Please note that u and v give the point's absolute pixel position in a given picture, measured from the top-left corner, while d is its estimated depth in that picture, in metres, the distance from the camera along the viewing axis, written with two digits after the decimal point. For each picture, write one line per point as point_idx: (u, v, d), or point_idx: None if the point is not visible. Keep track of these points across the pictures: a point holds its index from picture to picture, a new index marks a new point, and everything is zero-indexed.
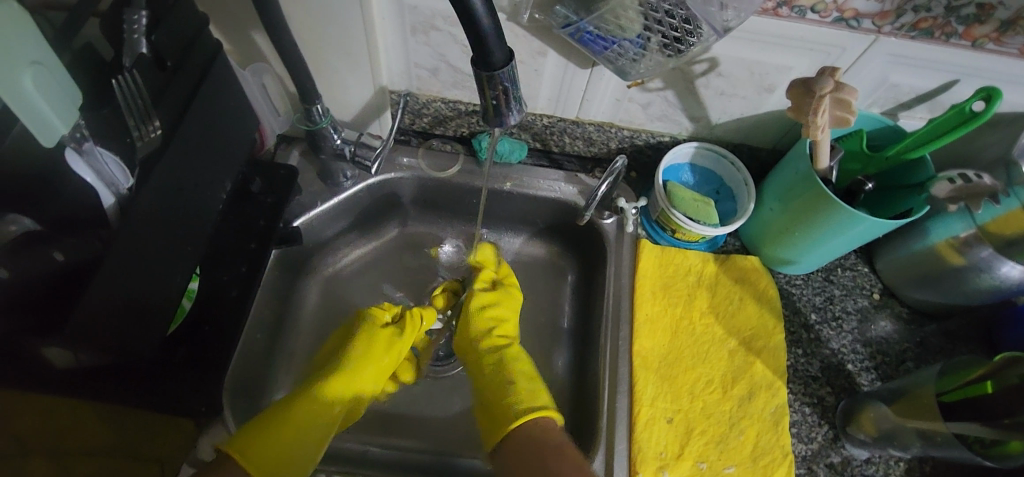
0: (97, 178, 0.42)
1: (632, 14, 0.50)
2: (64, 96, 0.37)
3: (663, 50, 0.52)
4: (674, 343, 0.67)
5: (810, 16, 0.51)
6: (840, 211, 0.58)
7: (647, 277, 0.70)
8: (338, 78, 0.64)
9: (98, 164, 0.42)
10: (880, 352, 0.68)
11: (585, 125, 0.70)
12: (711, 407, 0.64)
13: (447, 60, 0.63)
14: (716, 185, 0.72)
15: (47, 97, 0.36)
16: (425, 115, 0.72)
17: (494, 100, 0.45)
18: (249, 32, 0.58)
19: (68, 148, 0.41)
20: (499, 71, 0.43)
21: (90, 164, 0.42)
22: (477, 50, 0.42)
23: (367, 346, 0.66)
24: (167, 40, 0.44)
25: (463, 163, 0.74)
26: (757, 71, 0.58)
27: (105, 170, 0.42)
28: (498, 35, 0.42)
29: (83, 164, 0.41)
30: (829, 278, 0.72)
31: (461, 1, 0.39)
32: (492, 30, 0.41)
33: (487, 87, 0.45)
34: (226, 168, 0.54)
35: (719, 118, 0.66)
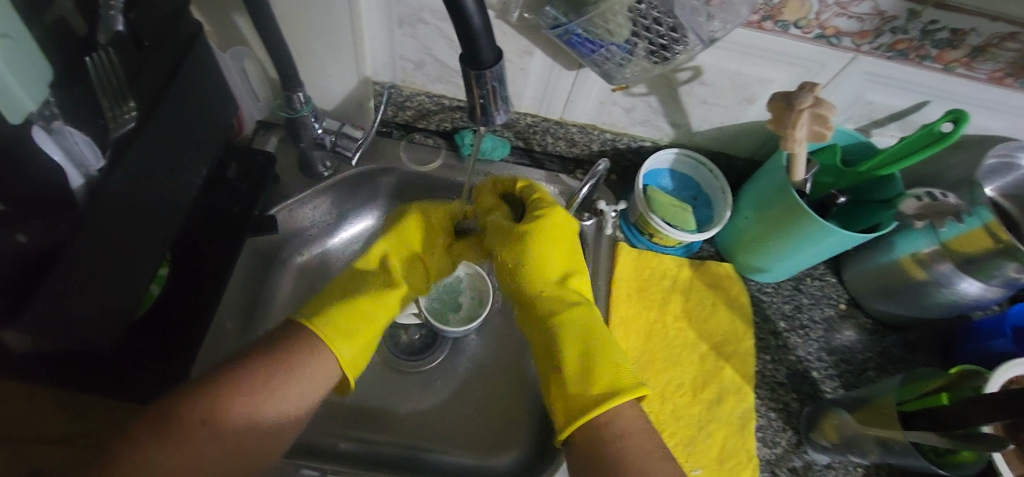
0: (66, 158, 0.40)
1: (621, 19, 0.49)
2: (31, 76, 0.36)
3: (649, 57, 0.52)
4: (648, 346, 0.68)
5: (793, 31, 0.52)
6: (813, 222, 0.60)
7: (622, 279, 0.70)
8: (321, 67, 0.63)
9: (68, 144, 0.40)
10: (844, 360, 0.70)
11: (568, 125, 0.70)
12: (680, 410, 0.65)
13: (433, 53, 0.62)
14: (694, 192, 0.72)
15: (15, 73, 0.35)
16: (408, 108, 0.71)
17: (483, 99, 0.45)
18: (231, 14, 0.57)
19: (35, 126, 0.38)
20: (488, 70, 0.43)
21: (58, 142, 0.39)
22: (468, 49, 0.42)
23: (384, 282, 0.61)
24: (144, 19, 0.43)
25: (446, 158, 0.74)
26: (739, 82, 0.60)
27: (75, 150, 0.40)
28: (489, 35, 0.41)
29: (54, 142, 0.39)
30: (798, 287, 0.74)
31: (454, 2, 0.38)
32: (484, 30, 0.40)
33: (476, 86, 0.44)
34: (201, 153, 0.53)
35: (699, 125, 0.67)
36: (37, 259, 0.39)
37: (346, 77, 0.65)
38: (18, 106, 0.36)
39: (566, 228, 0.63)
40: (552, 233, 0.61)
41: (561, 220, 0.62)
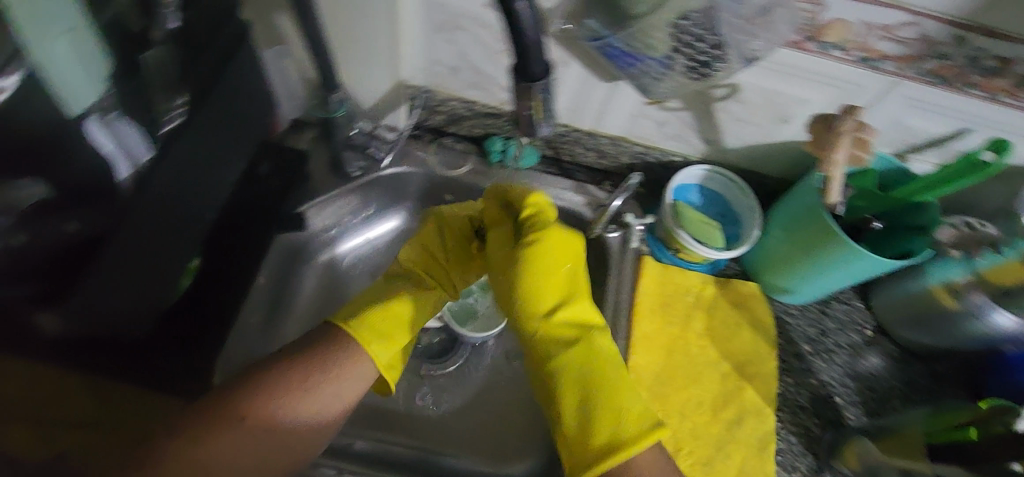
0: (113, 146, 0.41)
1: (662, 35, 0.48)
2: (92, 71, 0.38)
3: (688, 73, 0.52)
4: (669, 362, 0.67)
5: (835, 53, 0.52)
6: (845, 245, 0.59)
7: (647, 293, 0.70)
8: (358, 69, 0.64)
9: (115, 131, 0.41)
10: (868, 387, 0.69)
11: (599, 136, 0.70)
12: (699, 429, 0.64)
13: (469, 60, 0.63)
14: (722, 208, 0.72)
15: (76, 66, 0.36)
16: (440, 113, 0.71)
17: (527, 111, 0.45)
18: (274, 14, 0.58)
19: (90, 119, 0.40)
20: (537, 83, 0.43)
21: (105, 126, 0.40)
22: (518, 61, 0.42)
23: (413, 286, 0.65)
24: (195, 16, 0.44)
25: (474, 164, 0.74)
26: (776, 101, 0.59)
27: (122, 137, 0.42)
28: (540, 47, 0.41)
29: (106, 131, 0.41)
30: (824, 311, 0.73)
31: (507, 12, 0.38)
32: (535, 41, 0.40)
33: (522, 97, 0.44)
34: (240, 149, 0.54)
35: (732, 142, 0.67)
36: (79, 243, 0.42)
37: (382, 79, 0.66)
38: (79, 98, 0.38)
39: (562, 254, 0.65)
40: (543, 261, 0.64)
41: (552, 246, 0.65)
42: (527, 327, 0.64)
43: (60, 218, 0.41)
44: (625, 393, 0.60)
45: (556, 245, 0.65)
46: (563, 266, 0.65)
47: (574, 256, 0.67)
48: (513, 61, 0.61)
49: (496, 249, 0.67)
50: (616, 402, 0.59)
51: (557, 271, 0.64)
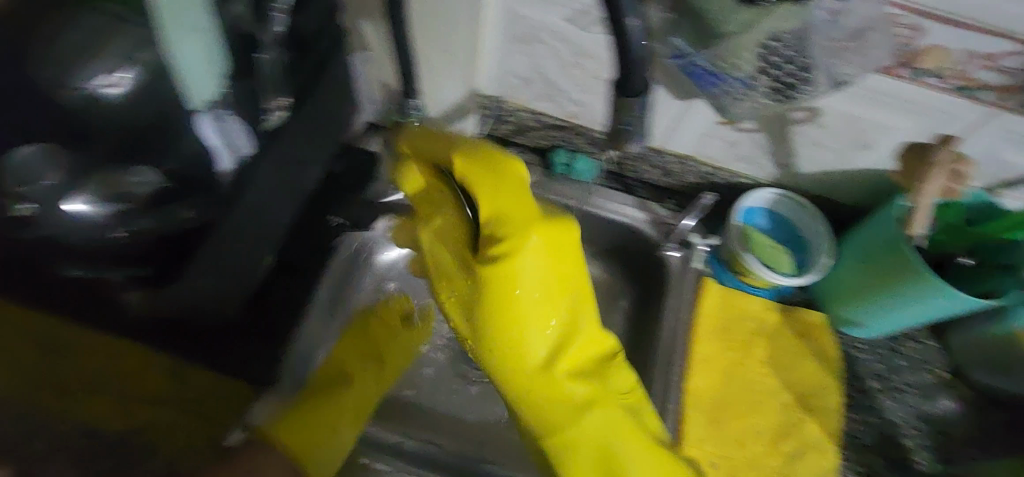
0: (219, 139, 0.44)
1: (749, 56, 0.47)
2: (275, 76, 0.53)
3: (770, 95, 0.51)
4: (727, 388, 0.66)
5: (929, 80, 0.50)
6: (927, 282, 0.56)
7: (707, 316, 0.69)
8: (434, 77, 0.66)
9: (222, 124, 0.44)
10: (939, 431, 0.65)
11: (666, 154, 0.70)
12: (756, 459, 0.63)
13: (544, 72, 0.63)
14: (791, 234, 0.70)
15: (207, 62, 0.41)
16: (508, 123, 0.72)
17: (627, 126, 0.43)
18: (361, 21, 0.60)
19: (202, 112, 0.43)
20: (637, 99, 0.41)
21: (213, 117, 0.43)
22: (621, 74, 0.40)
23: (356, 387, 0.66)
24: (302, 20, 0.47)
25: (538, 175, 0.74)
26: (858, 127, 0.57)
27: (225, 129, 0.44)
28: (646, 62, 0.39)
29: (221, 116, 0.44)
30: (895, 348, 0.69)
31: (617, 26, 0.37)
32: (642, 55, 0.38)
33: (622, 112, 0.43)
34: (322, 148, 0.56)
35: (806, 167, 0.65)
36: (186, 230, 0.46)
37: (456, 88, 0.67)
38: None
39: (541, 298, 0.51)
40: (516, 315, 0.50)
41: (529, 274, 0.49)
42: (515, 409, 0.56)
43: (171, 209, 0.45)
44: (628, 444, 0.56)
45: (517, 263, 0.48)
46: (547, 325, 0.52)
47: (563, 290, 0.52)
48: (616, 73, 0.60)
49: (461, 293, 0.53)
50: (618, 462, 0.55)
51: (522, 305, 0.50)
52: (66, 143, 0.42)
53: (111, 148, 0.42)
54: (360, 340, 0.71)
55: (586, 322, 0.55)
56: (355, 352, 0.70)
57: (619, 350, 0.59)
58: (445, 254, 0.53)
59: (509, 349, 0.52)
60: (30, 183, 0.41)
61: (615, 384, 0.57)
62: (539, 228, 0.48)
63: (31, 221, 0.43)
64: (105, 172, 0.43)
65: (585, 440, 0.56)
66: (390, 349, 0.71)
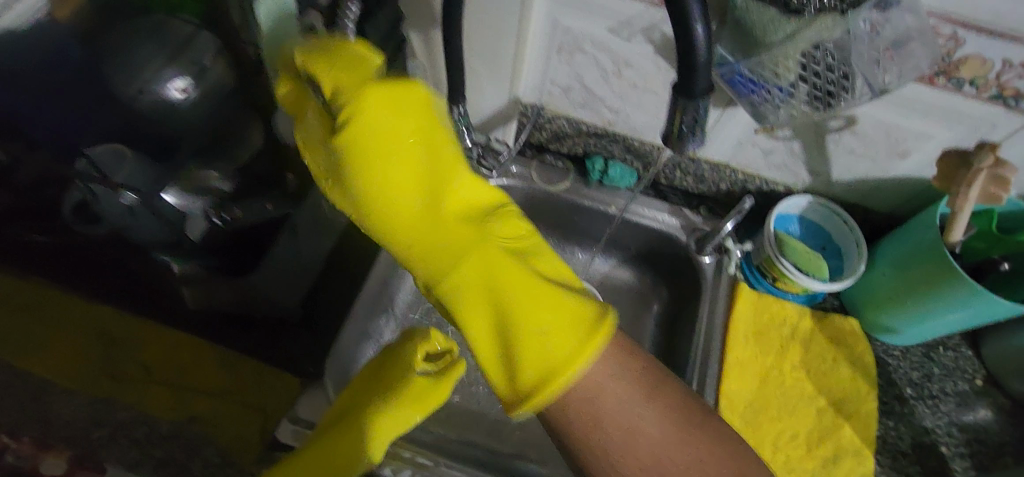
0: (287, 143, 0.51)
1: (791, 63, 0.50)
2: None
3: (811, 102, 0.52)
4: (762, 391, 0.66)
5: (967, 89, 0.52)
6: (966, 286, 0.57)
7: (741, 320, 0.69)
8: (478, 85, 0.69)
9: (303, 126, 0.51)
10: (976, 440, 0.65)
11: (700, 162, 0.71)
12: (792, 462, 0.63)
13: (584, 81, 0.66)
14: (823, 241, 0.71)
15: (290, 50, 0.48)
16: (546, 130, 0.75)
17: (683, 128, 0.43)
18: (412, 32, 0.63)
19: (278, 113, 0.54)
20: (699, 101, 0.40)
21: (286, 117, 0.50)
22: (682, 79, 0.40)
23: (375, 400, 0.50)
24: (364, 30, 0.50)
25: (573, 181, 0.76)
26: (895, 135, 0.59)
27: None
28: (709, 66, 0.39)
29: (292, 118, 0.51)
30: (929, 355, 0.70)
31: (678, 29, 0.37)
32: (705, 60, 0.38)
33: (678, 113, 0.42)
34: None
35: (840, 175, 0.67)
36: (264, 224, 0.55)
37: (498, 95, 0.70)
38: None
39: (381, 149, 0.41)
40: (377, 172, 0.42)
41: (385, 121, 0.41)
42: (422, 285, 0.45)
43: (253, 201, 0.54)
44: (525, 295, 0.42)
45: (373, 127, 0.41)
46: (417, 194, 0.44)
47: (422, 138, 0.43)
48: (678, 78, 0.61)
49: (335, 172, 0.43)
50: (515, 323, 0.41)
51: (411, 188, 0.43)
52: (155, 155, 0.48)
53: (186, 153, 0.50)
54: (365, 379, 0.54)
55: (459, 187, 0.45)
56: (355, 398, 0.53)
57: (489, 207, 0.47)
58: (341, 172, 0.42)
59: (437, 256, 0.44)
60: (121, 178, 0.45)
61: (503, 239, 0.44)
62: (377, 98, 0.41)
63: (107, 215, 0.46)
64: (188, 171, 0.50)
65: (474, 314, 0.42)
66: (379, 394, 0.51)
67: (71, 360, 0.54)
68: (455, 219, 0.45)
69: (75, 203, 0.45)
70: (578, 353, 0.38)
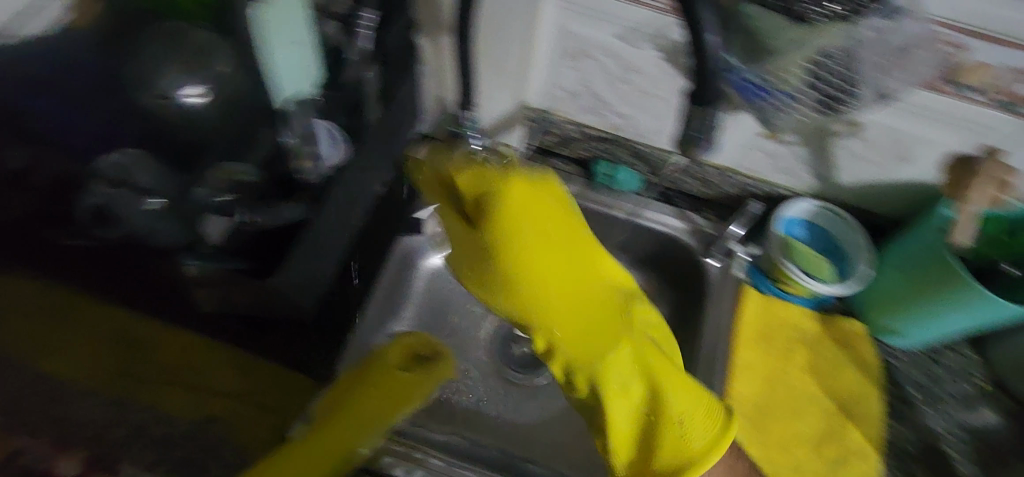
0: (293, 153, 0.54)
1: (797, 70, 0.50)
2: (299, 71, 0.52)
3: (817, 108, 0.53)
4: (768, 393, 0.67)
5: (971, 95, 0.52)
6: (971, 288, 0.58)
7: (747, 322, 0.70)
8: (486, 90, 0.69)
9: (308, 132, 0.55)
10: (981, 441, 0.66)
11: (706, 166, 0.72)
12: (800, 464, 0.63)
13: (591, 86, 0.67)
14: (829, 245, 0.71)
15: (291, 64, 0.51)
16: (552, 134, 0.76)
17: (697, 134, 0.44)
18: (422, 38, 0.64)
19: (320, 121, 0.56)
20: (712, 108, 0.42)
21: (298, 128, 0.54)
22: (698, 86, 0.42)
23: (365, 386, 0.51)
24: None
25: (580, 185, 0.77)
26: (899, 140, 0.60)
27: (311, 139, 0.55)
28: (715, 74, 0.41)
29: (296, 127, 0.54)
30: (933, 357, 0.70)
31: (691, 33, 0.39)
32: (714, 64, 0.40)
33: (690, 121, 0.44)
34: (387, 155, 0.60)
35: (845, 179, 0.67)
36: (281, 231, 0.52)
37: (506, 100, 0.71)
38: (284, 90, 0.52)
39: (537, 233, 0.49)
40: (532, 261, 0.48)
41: (538, 198, 0.50)
42: (558, 349, 0.50)
43: (274, 207, 0.51)
44: (594, 326, 0.51)
45: (558, 216, 0.51)
46: (610, 287, 0.53)
47: (561, 222, 0.51)
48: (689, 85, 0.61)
49: (484, 265, 0.49)
50: (660, 397, 0.52)
51: (586, 296, 0.51)
52: (173, 164, 0.45)
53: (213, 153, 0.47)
54: (375, 380, 0.51)
55: (609, 272, 0.53)
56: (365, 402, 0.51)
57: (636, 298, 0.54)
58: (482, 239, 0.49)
59: (575, 351, 0.50)
60: (140, 182, 0.42)
61: (650, 321, 0.53)
62: (521, 185, 0.49)
63: (123, 220, 0.40)
64: (212, 173, 0.48)
65: (624, 385, 0.52)
66: (396, 404, 0.51)
67: (59, 349, 0.40)
68: (616, 313, 0.52)
69: (94, 210, 0.39)
70: (712, 447, 0.52)
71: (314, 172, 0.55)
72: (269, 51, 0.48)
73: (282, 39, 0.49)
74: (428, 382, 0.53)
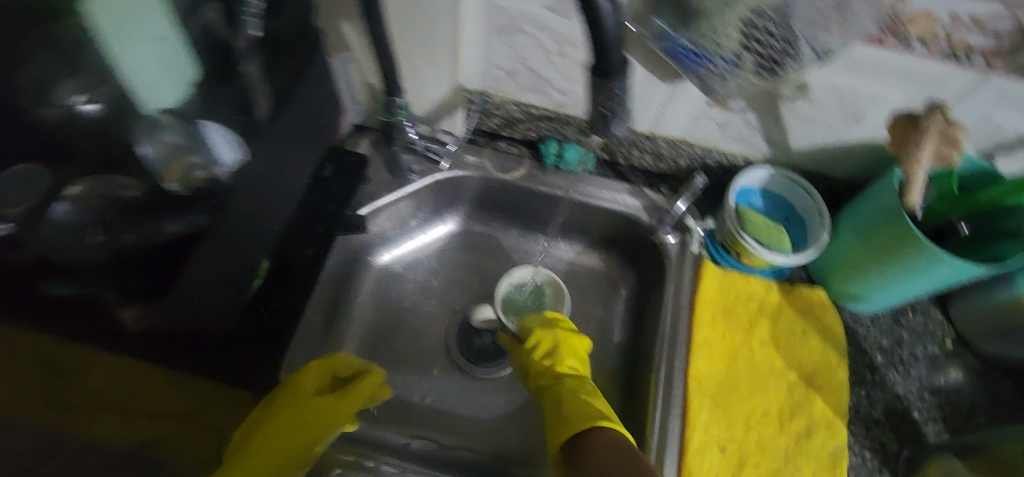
0: (163, 164, 0.43)
1: (732, 31, 0.47)
2: (172, 71, 0.40)
3: (757, 72, 0.50)
4: (731, 370, 0.65)
5: (917, 47, 0.49)
6: (926, 249, 0.56)
7: (706, 299, 0.68)
8: (418, 73, 0.65)
9: (196, 136, 0.44)
10: (948, 403, 0.64)
11: (656, 139, 0.69)
12: (765, 440, 0.62)
13: (528, 62, 0.63)
14: (786, 212, 0.69)
15: (159, 65, 0.38)
16: (495, 116, 0.72)
17: (602, 109, 0.43)
18: (341, 23, 0.59)
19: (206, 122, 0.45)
20: (617, 80, 0.41)
21: (187, 131, 0.44)
22: (597, 56, 0.40)
23: (280, 415, 0.56)
24: (271, 24, 0.46)
25: (529, 168, 0.73)
26: (848, 99, 0.57)
27: (200, 145, 0.45)
28: (618, 41, 0.39)
29: (174, 131, 0.43)
30: (898, 320, 0.69)
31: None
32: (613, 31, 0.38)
33: (597, 97, 0.43)
34: (308, 152, 0.56)
35: (798, 143, 0.65)
36: (180, 239, 0.45)
37: (440, 84, 0.66)
38: (156, 98, 0.40)
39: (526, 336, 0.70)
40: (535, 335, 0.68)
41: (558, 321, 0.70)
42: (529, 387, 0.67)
43: (156, 224, 0.43)
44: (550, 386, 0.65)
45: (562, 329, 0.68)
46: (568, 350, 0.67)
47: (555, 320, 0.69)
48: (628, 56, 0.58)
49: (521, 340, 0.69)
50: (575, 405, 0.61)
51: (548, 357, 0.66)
52: (51, 163, 0.36)
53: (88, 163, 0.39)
54: (292, 409, 0.56)
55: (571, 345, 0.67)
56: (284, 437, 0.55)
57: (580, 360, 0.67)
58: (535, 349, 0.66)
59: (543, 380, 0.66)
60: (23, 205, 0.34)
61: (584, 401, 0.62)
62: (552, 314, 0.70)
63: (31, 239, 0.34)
64: (76, 185, 0.38)
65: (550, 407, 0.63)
66: (319, 426, 0.56)
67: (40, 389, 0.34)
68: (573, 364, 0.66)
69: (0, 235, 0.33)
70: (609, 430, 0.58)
71: (189, 180, 0.45)
72: (123, 51, 0.36)
73: (140, 33, 0.36)
74: (348, 402, 0.58)
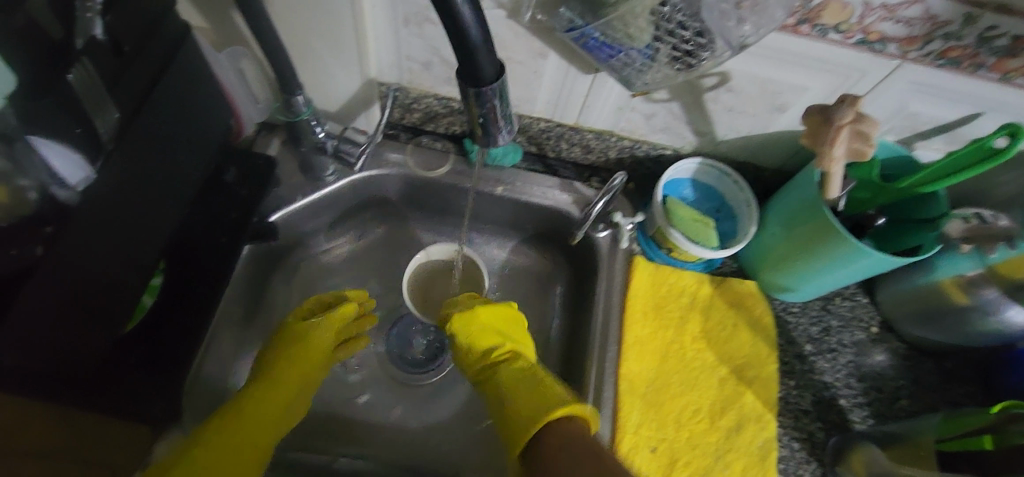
0: None
1: (642, 23, 0.45)
2: None
3: (672, 63, 0.48)
4: (663, 367, 0.64)
5: (832, 36, 0.48)
6: (845, 242, 0.55)
7: (639, 295, 0.67)
8: (324, 68, 0.60)
9: (23, 158, 0.38)
10: (874, 387, 0.65)
11: (583, 131, 0.66)
12: (696, 438, 0.61)
13: (441, 54, 0.58)
14: (717, 203, 0.68)
15: None
16: (416, 110, 0.67)
17: (483, 118, 0.41)
18: (228, 13, 0.54)
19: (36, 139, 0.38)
20: (488, 88, 0.38)
21: (9, 156, 0.37)
22: (465, 62, 0.38)
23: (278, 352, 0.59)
24: (123, 22, 0.41)
25: (453, 163, 0.69)
26: (770, 89, 0.55)
27: (28, 166, 0.38)
28: (489, 47, 0.37)
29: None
30: (826, 307, 0.69)
31: (448, 7, 0.34)
32: (481, 40, 0.36)
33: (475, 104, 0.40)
34: (189, 159, 0.51)
35: (725, 134, 0.63)
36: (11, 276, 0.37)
37: (350, 78, 0.61)
38: None
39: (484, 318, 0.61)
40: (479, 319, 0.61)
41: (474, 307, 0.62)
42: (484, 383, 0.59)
43: None
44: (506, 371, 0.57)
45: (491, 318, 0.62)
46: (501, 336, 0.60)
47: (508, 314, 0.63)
48: (547, 46, 0.54)
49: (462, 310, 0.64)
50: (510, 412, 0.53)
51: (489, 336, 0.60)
52: None
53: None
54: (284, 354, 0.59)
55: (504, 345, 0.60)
56: (280, 386, 0.57)
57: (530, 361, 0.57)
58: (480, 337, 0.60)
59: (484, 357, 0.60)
60: None
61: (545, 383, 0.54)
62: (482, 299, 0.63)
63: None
64: None
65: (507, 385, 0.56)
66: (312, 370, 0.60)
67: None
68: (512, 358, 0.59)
69: None
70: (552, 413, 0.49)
71: (18, 207, 0.38)
72: None
73: None
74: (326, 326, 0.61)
